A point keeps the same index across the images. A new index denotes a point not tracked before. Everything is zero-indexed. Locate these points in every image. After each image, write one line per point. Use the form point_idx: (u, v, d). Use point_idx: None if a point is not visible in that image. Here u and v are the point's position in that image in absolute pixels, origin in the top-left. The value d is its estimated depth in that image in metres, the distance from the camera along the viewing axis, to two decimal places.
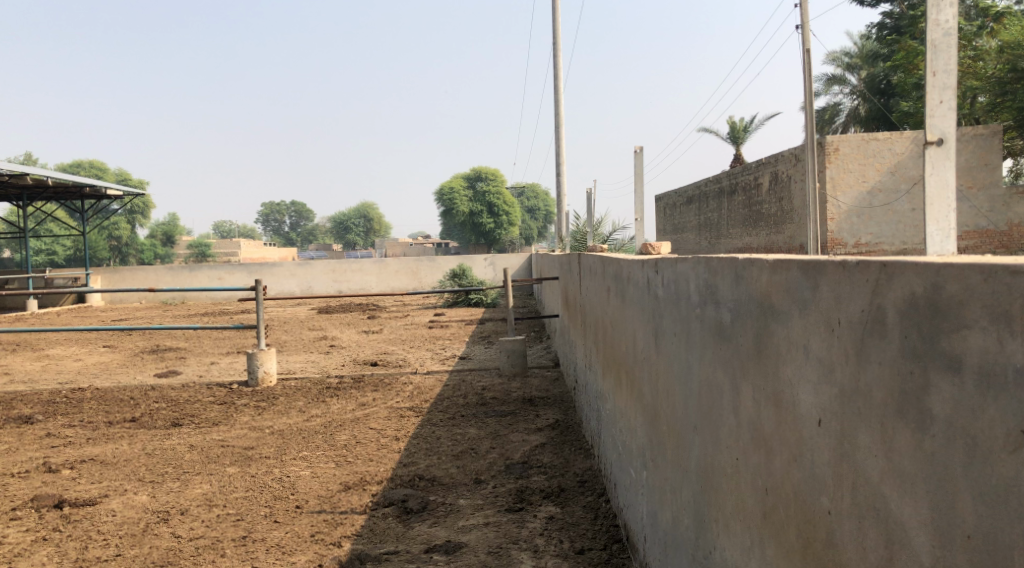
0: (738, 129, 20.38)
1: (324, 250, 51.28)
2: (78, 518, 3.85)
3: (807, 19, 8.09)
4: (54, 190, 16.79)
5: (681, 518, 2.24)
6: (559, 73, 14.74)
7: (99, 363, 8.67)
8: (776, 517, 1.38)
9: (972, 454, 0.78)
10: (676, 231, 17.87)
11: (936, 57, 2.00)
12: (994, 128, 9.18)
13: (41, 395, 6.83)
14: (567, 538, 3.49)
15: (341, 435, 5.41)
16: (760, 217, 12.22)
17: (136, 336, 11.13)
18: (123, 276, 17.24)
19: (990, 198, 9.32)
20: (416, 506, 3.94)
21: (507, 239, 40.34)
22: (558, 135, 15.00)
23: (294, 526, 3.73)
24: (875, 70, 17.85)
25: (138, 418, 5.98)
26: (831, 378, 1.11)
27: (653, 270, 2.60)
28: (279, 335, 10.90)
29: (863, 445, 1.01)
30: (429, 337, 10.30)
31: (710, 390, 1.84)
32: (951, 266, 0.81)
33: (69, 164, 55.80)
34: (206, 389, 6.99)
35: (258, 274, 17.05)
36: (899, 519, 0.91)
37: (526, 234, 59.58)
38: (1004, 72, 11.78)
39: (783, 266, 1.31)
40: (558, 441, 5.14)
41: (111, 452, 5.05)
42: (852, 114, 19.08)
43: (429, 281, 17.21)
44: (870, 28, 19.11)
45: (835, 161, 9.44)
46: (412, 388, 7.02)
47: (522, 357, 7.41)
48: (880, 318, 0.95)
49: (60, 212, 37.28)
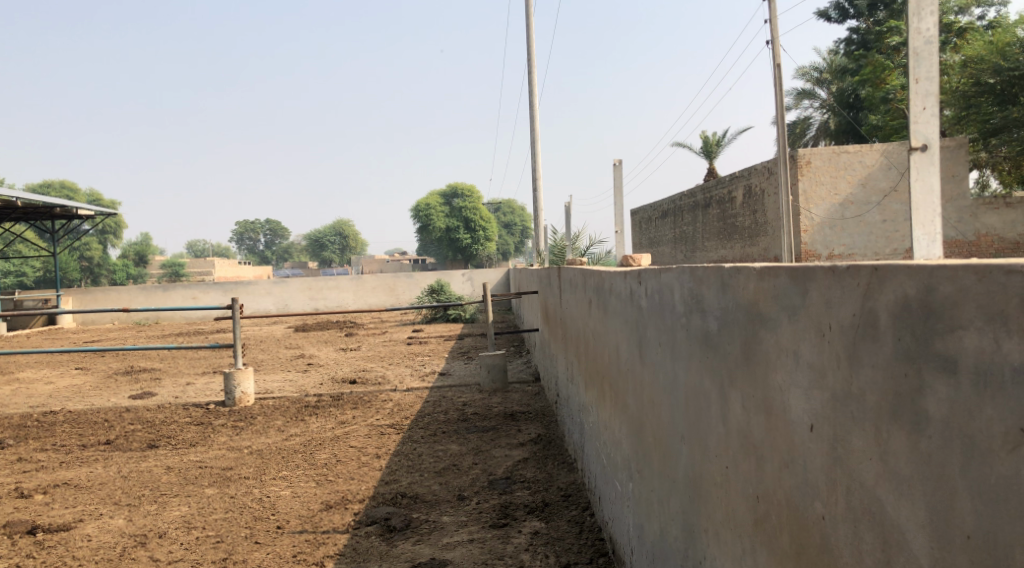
0: (711, 143, 20.64)
1: (297, 270, 51.28)
2: (52, 544, 3.75)
3: (777, 34, 8.27)
4: (24, 210, 16.51)
5: (669, 529, 2.23)
6: (534, 89, 14.84)
7: (72, 386, 8.51)
8: (767, 525, 1.39)
9: (971, 454, 0.78)
10: (651, 245, 18.01)
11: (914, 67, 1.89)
12: (959, 140, 9.39)
13: (13, 419, 6.67)
14: (552, 552, 3.48)
15: (321, 454, 5.35)
16: (734, 230, 12.37)
17: (109, 357, 10.94)
18: (96, 297, 17.01)
19: (958, 209, 9.49)
20: (400, 524, 3.90)
21: (484, 254, 40.45)
22: (533, 150, 15.00)
23: (276, 546, 3.67)
24: (844, 84, 18.22)
25: (112, 440, 5.87)
26: (823, 382, 1.12)
27: (636, 281, 2.61)
28: (255, 353, 10.78)
29: (856, 449, 1.02)
30: (407, 354, 10.24)
31: (697, 399, 1.85)
32: (944, 268, 0.82)
33: (40, 186, 55.16)
34: (182, 410, 6.88)
35: (234, 292, 16.87)
36: (896, 523, 0.92)
37: (502, 249, 59.56)
38: (968, 86, 12.12)
39: (771, 274, 1.32)
40: (540, 455, 5.13)
41: (86, 476, 4.95)
42: (821, 128, 19.47)
43: (406, 297, 17.15)
44: (838, 44, 19.46)
45: (806, 174, 9.63)
46: (392, 404, 6.97)
47: (502, 372, 7.41)
48: (873, 321, 0.96)
49: (30, 233, 37.21)
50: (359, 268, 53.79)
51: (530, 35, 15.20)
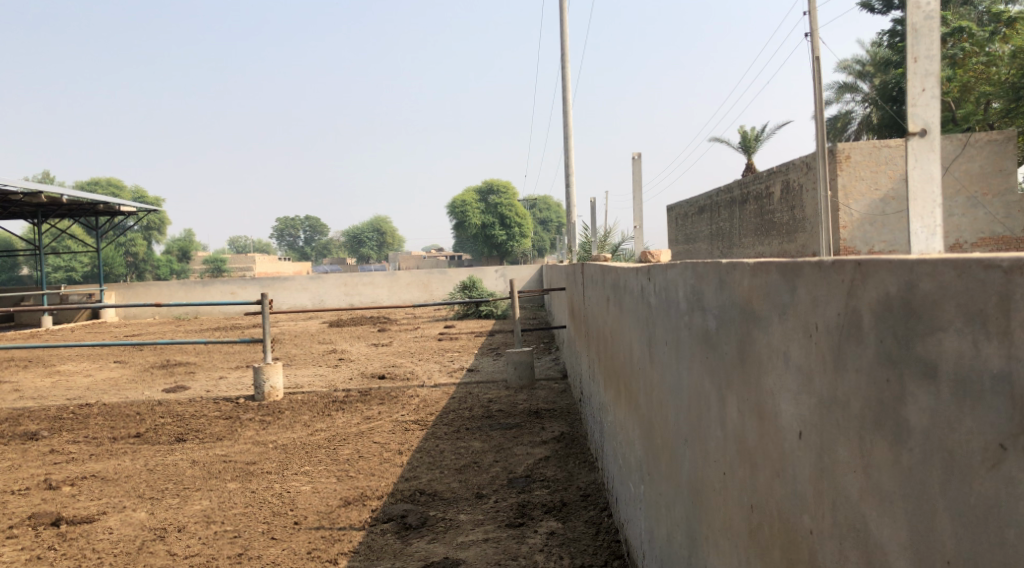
0: (750, 138, 20.16)
1: (333, 266, 51.90)
2: (74, 536, 3.80)
3: (816, 24, 7.98)
4: (69, 207, 16.97)
5: (675, 535, 2.14)
6: (568, 84, 14.66)
7: (108, 378, 8.70)
8: (761, 537, 1.30)
9: (951, 471, 0.70)
10: (687, 242, 17.73)
11: (918, 40, 1.74)
12: (1008, 133, 9.00)
13: (48, 411, 6.82)
14: (567, 554, 3.40)
15: (344, 449, 5.35)
16: (771, 226, 12.10)
17: (146, 351, 11.18)
18: (138, 291, 17.43)
19: (1005, 204, 9.09)
20: (415, 522, 3.87)
21: (519, 250, 40.25)
22: (567, 146, 14.79)
23: (291, 543, 3.66)
24: (887, 77, 17.65)
25: (142, 433, 5.95)
26: (810, 387, 1.03)
27: (647, 276, 2.52)
28: (288, 348, 10.89)
29: (842, 461, 0.93)
30: (437, 350, 10.23)
31: (699, 401, 1.76)
32: (925, 262, 0.73)
33: (88, 183, 56.89)
34: (212, 404, 6.96)
35: (269, 288, 17.12)
36: (878, 542, 0.83)
37: (538, 245, 59.39)
38: (1018, 77, 11.58)
39: (763, 269, 1.24)
40: (562, 454, 5.06)
41: (113, 469, 5.02)
42: (863, 122, 18.95)
43: (440, 293, 17.19)
44: (881, 35, 18.80)
45: (846, 169, 9.34)
46: (418, 400, 6.95)
47: (529, 369, 7.36)
48: (857, 321, 0.88)
49: (77, 228, 38.70)
50: (395, 264, 54.25)
51: (563, 33, 15.04)
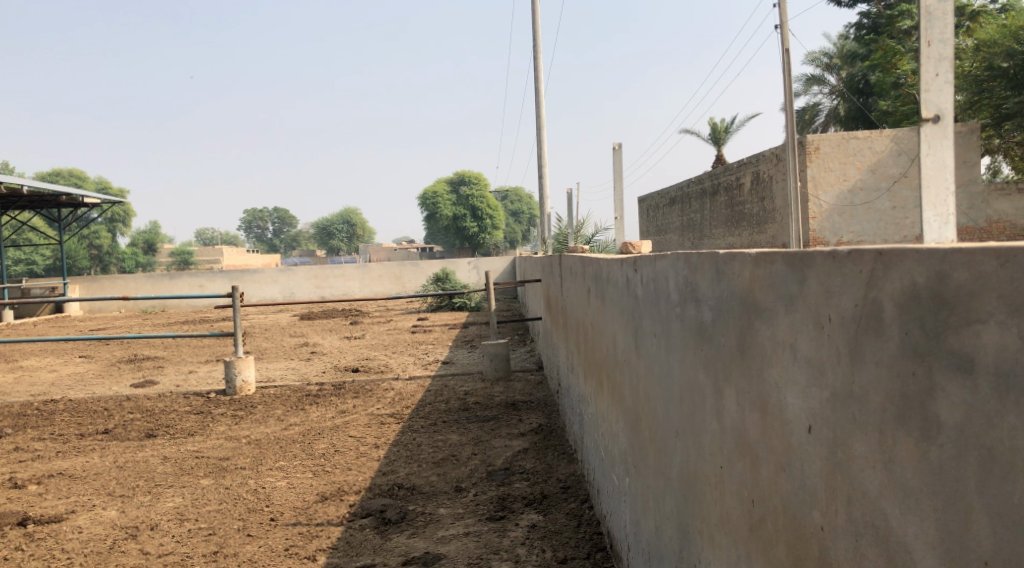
0: (719, 130, 20.32)
1: (302, 258, 51.27)
2: (43, 536, 3.69)
3: (786, 17, 8.04)
4: (30, 198, 16.49)
5: (664, 528, 2.13)
6: (540, 75, 14.60)
7: (73, 374, 8.48)
8: (764, 532, 1.28)
9: (988, 468, 0.68)
10: (659, 233, 17.81)
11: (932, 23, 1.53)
12: (971, 125, 9.14)
13: (12, 408, 6.62)
14: (550, 546, 3.38)
15: (319, 444, 5.27)
16: (742, 217, 12.20)
17: (112, 346, 10.91)
18: (103, 285, 17.01)
19: (969, 195, 9.29)
20: (395, 517, 3.82)
21: (490, 242, 40.11)
22: (540, 136, 14.73)
23: (268, 540, 3.58)
24: (854, 70, 17.87)
25: (110, 430, 5.80)
26: (821, 380, 1.01)
27: (633, 268, 2.49)
28: (258, 342, 10.71)
29: (858, 456, 0.91)
30: (411, 343, 10.14)
31: (692, 393, 1.74)
32: (959, 252, 0.71)
33: (48, 174, 55.36)
34: (183, 399, 6.81)
35: (239, 280, 16.86)
36: (902, 540, 0.81)
37: (508, 236, 59.32)
38: (981, 70, 11.78)
39: (768, 259, 1.20)
40: (541, 446, 5.03)
41: (81, 466, 4.88)
42: (830, 114, 19.17)
43: (412, 286, 17.07)
44: (848, 28, 19.03)
45: (815, 160, 9.44)
46: (393, 393, 6.89)
47: (505, 361, 7.31)
48: (877, 312, 0.85)
49: (39, 221, 37.72)
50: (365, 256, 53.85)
51: (535, 22, 14.95)
